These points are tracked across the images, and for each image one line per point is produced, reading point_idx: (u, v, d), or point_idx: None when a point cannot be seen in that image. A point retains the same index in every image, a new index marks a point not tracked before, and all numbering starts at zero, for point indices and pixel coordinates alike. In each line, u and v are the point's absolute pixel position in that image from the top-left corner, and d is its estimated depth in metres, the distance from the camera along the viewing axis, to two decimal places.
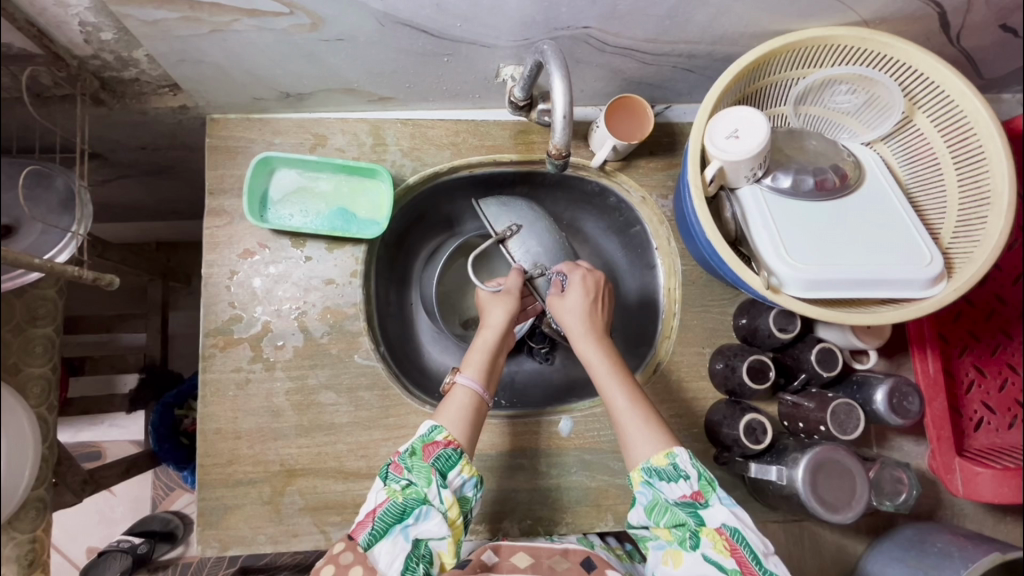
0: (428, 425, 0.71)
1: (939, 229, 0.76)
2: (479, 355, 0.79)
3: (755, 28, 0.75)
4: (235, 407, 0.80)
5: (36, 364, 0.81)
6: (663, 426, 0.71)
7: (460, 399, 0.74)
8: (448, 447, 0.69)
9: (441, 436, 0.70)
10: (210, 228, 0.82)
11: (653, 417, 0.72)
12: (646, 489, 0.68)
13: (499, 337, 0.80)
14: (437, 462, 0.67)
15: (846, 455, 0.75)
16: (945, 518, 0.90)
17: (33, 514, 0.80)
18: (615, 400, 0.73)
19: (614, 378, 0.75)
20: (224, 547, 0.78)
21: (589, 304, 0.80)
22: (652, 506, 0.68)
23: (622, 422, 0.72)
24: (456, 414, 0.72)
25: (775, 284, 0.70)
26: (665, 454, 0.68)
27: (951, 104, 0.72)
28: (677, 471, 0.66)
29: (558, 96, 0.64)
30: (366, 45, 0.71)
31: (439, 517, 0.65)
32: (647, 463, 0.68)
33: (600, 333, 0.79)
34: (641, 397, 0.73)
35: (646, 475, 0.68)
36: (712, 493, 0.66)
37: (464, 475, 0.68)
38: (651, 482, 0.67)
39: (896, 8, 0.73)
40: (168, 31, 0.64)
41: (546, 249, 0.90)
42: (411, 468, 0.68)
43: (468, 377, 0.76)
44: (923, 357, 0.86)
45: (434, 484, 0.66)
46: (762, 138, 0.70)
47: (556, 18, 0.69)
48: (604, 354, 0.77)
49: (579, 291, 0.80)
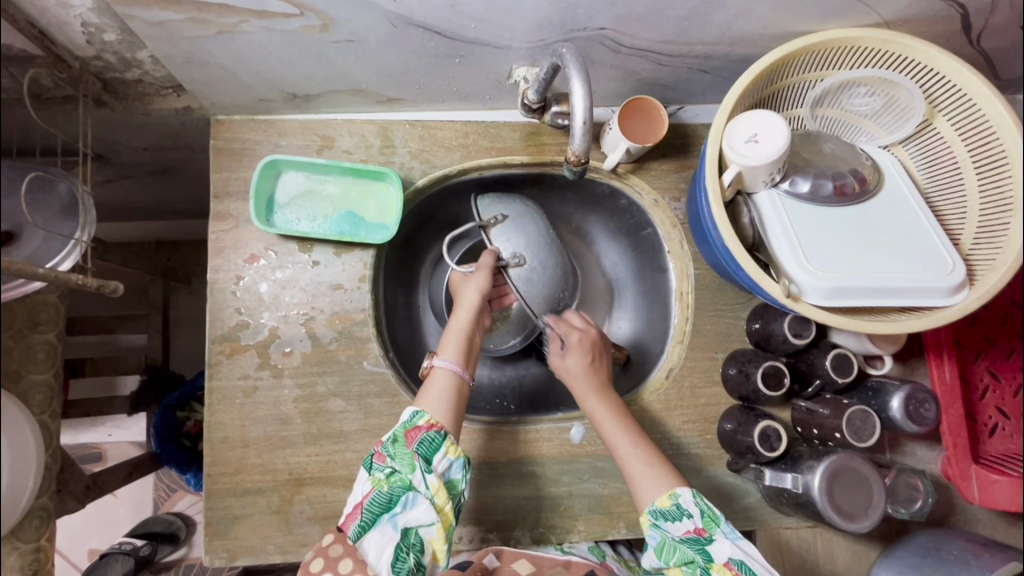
0: (411, 411, 0.70)
1: (959, 234, 0.75)
2: (455, 336, 0.78)
3: (774, 29, 0.74)
4: (243, 415, 0.78)
5: (38, 370, 0.79)
6: (666, 465, 0.72)
7: (441, 381, 0.73)
8: (431, 430, 0.68)
9: (423, 420, 0.69)
10: (215, 233, 0.80)
11: (657, 459, 0.73)
12: (654, 532, 0.68)
13: (473, 316, 0.79)
14: (420, 448, 0.67)
15: (863, 463, 0.75)
16: (958, 524, 0.89)
17: (37, 523, 0.79)
18: (624, 453, 0.74)
19: (620, 429, 0.75)
20: (233, 557, 0.77)
21: (588, 362, 0.81)
22: (661, 547, 0.68)
23: (631, 472, 0.72)
24: (437, 398, 0.71)
25: (794, 293, 0.69)
26: (669, 496, 0.69)
27: (972, 108, 0.71)
28: (681, 510, 0.68)
29: (577, 99, 0.62)
30: (377, 47, 0.69)
31: (426, 503, 0.65)
32: (653, 506, 0.69)
33: (603, 387, 0.80)
34: (645, 441, 0.74)
35: (653, 518, 0.68)
36: (716, 528, 0.67)
37: (449, 458, 0.68)
38: (659, 525, 0.68)
39: (920, 10, 0.71)
40: (174, 32, 0.62)
41: (530, 242, 0.82)
42: (394, 455, 0.67)
43: (445, 359, 0.75)
44: (940, 364, 0.85)
45: (418, 470, 0.66)
46: (781, 144, 0.69)
47: (573, 19, 0.67)
48: (612, 410, 0.77)
49: (578, 353, 0.81)
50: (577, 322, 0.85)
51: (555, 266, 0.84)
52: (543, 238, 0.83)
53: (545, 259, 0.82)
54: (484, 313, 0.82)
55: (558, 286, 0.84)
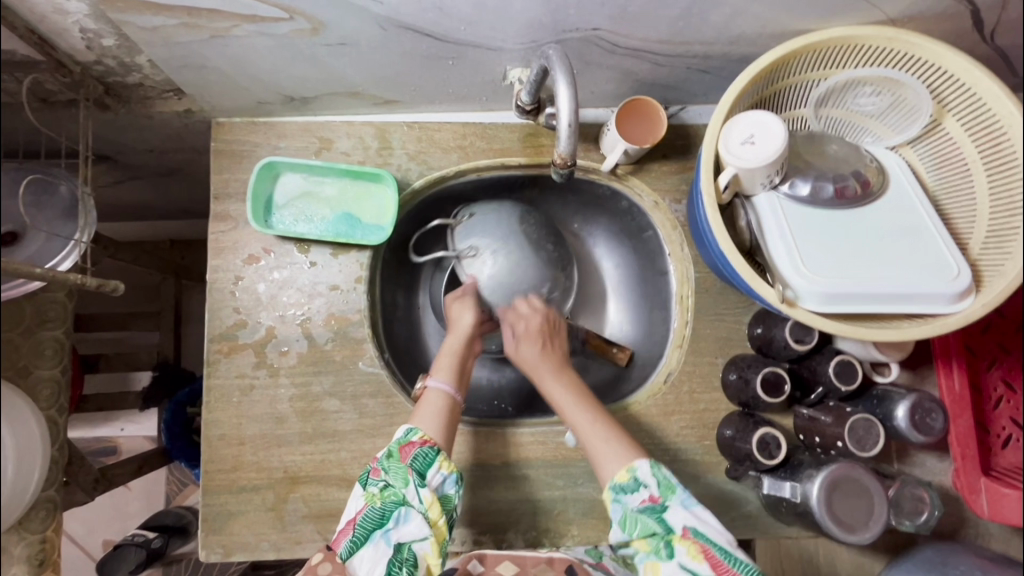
0: (405, 427, 0.71)
1: (968, 239, 0.72)
2: (448, 358, 0.78)
3: (774, 28, 0.72)
4: (239, 413, 0.79)
5: (45, 366, 0.81)
6: (632, 442, 0.71)
7: (433, 403, 0.74)
8: (424, 446, 0.69)
9: (416, 436, 0.70)
10: (215, 234, 0.81)
11: (616, 428, 0.72)
12: (615, 506, 0.67)
13: (466, 341, 0.79)
14: (414, 462, 0.67)
15: (864, 472, 0.73)
16: (968, 537, 0.86)
17: (44, 514, 0.81)
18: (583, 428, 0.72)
19: (575, 403, 0.75)
20: (228, 552, 0.78)
21: (540, 348, 0.78)
22: (624, 521, 0.66)
23: (591, 445, 0.71)
24: (429, 414, 0.72)
25: (790, 297, 0.67)
26: (626, 470, 0.68)
27: (982, 107, 0.68)
28: (637, 482, 0.67)
29: (563, 101, 0.61)
30: (369, 49, 0.69)
31: (419, 517, 0.65)
32: (613, 481, 0.68)
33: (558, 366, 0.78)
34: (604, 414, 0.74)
35: (614, 493, 0.67)
36: (672, 496, 0.66)
37: (444, 472, 0.68)
38: (618, 499, 0.67)
39: (926, 7, 0.69)
40: (168, 37, 0.63)
41: (486, 232, 0.83)
42: (388, 469, 0.68)
43: (438, 380, 0.76)
44: (948, 372, 0.82)
45: (411, 484, 0.66)
46: (778, 145, 0.67)
47: (564, 20, 0.66)
48: (564, 386, 0.76)
49: (530, 341, 0.78)
50: (525, 308, 0.81)
51: (518, 257, 0.82)
52: (514, 227, 0.84)
53: (503, 248, 0.82)
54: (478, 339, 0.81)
55: (516, 276, 0.82)
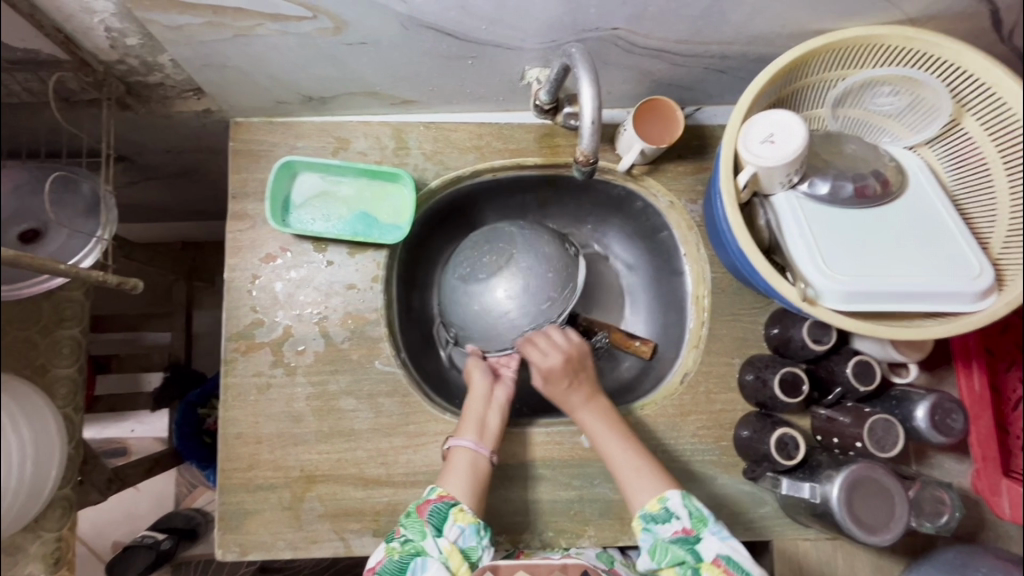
0: (429, 486, 0.73)
1: (989, 238, 0.72)
2: (469, 416, 0.78)
3: (792, 28, 0.72)
4: (256, 412, 0.79)
5: (64, 364, 0.81)
6: (659, 472, 0.74)
7: (460, 462, 0.73)
8: (440, 502, 0.70)
9: (435, 494, 0.71)
10: (233, 233, 0.82)
11: (650, 464, 0.74)
12: (646, 535, 0.70)
13: (484, 399, 0.79)
14: (431, 517, 0.69)
15: (885, 473, 0.72)
16: (989, 540, 0.85)
17: (59, 513, 0.80)
18: (613, 454, 0.75)
19: (611, 434, 0.76)
20: (245, 551, 0.77)
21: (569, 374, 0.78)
22: (654, 550, 0.69)
23: (622, 475, 0.74)
24: (452, 477, 0.72)
25: (811, 296, 0.67)
26: (658, 500, 0.71)
27: (1002, 106, 0.68)
28: (669, 513, 0.70)
29: (586, 99, 0.62)
30: (390, 49, 0.69)
31: (438, 564, 0.67)
32: (643, 510, 0.71)
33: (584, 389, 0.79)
34: (633, 439, 0.76)
35: (643, 522, 0.70)
36: (704, 528, 0.69)
37: (460, 525, 0.69)
38: (649, 528, 0.70)
39: (945, 6, 0.69)
40: (192, 36, 0.64)
41: (451, 313, 0.87)
42: (408, 524, 0.70)
43: (458, 440, 0.75)
44: (968, 373, 0.82)
45: (429, 536, 0.68)
46: (798, 143, 0.67)
47: (584, 20, 0.67)
48: (600, 414, 0.77)
49: (559, 365, 0.78)
50: (559, 337, 0.80)
51: (474, 304, 0.83)
52: (457, 288, 0.84)
53: (462, 312, 0.84)
54: (497, 390, 0.81)
55: (490, 311, 0.82)
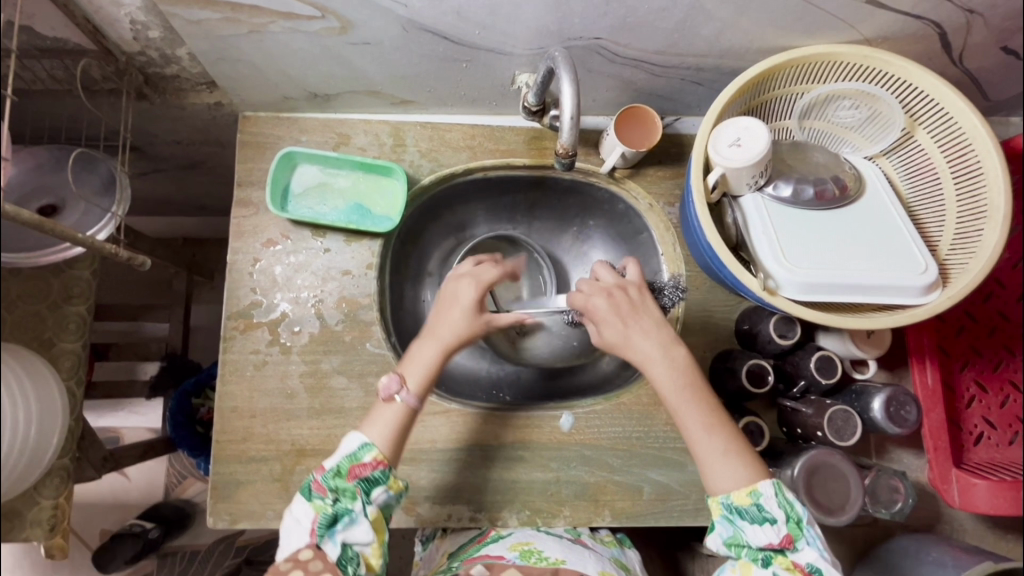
0: (358, 442, 0.70)
1: (938, 241, 0.78)
2: (423, 366, 0.75)
3: (761, 44, 0.79)
4: (252, 387, 0.83)
5: (69, 340, 0.81)
6: (745, 453, 0.70)
7: (391, 414, 0.73)
8: (375, 468, 0.69)
9: (368, 456, 0.70)
10: (237, 218, 0.87)
11: (732, 442, 0.70)
12: (726, 523, 0.69)
13: (444, 348, 0.76)
14: (362, 482, 0.69)
15: (841, 459, 0.77)
16: (944, 532, 0.89)
17: (57, 480, 0.81)
18: (693, 427, 0.71)
19: (687, 400, 0.72)
20: (235, 520, 0.81)
21: (628, 323, 0.76)
22: (733, 541, 0.69)
23: (699, 450, 0.70)
24: (382, 430, 0.71)
25: (772, 287, 0.72)
26: (749, 493, 0.67)
27: (949, 120, 0.75)
28: (762, 514, 0.67)
29: (566, 98, 0.67)
30: (390, 50, 0.75)
31: (366, 525, 0.68)
32: (728, 498, 0.68)
33: (650, 331, 0.75)
34: (718, 420, 0.71)
35: (727, 510, 0.68)
36: (801, 538, 0.67)
37: (389, 493, 0.70)
38: (733, 520, 0.68)
39: (898, 28, 0.76)
40: (210, 31, 0.70)
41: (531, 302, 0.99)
42: (335, 488, 0.69)
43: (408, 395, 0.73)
44: (922, 368, 0.86)
45: (359, 500, 0.69)
46: (763, 147, 0.73)
47: (569, 28, 0.73)
48: (674, 370, 0.73)
49: (613, 318, 0.76)
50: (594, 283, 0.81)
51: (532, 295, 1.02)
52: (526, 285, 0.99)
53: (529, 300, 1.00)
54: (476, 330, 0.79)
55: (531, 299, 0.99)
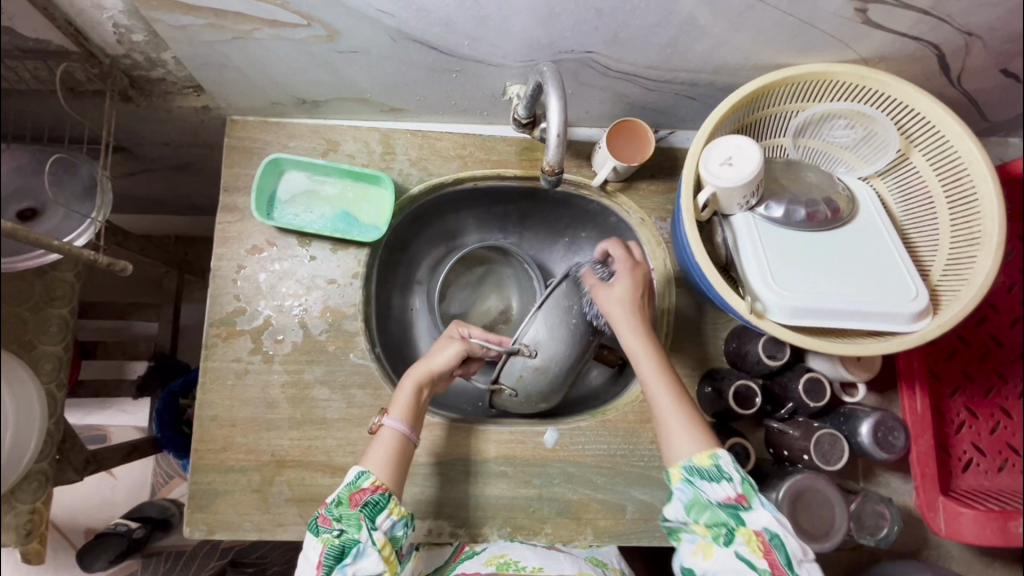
0: (355, 472, 0.72)
1: (930, 265, 0.77)
2: (406, 396, 0.77)
3: (755, 61, 0.77)
4: (232, 396, 0.82)
5: (50, 342, 0.80)
6: (705, 427, 0.71)
7: (385, 441, 0.74)
8: (375, 493, 0.70)
9: (368, 482, 0.70)
10: (222, 224, 0.85)
11: (697, 419, 0.71)
12: (686, 487, 0.67)
13: (425, 376, 0.79)
14: (365, 509, 0.69)
15: (827, 484, 0.76)
16: (931, 558, 0.88)
17: (34, 485, 0.79)
18: (659, 398, 0.73)
19: (658, 375, 0.74)
20: (212, 530, 0.80)
21: (637, 292, 0.79)
22: (693, 504, 0.67)
23: (664, 419, 0.71)
24: (381, 460, 0.72)
25: (759, 309, 0.71)
26: (709, 455, 0.68)
27: (945, 143, 0.73)
28: (720, 472, 0.66)
29: (553, 114, 0.66)
30: (379, 59, 0.74)
31: (375, 555, 0.67)
32: (689, 461, 0.68)
33: (642, 311, 0.79)
34: (685, 395, 0.73)
35: (687, 473, 0.67)
36: (755, 498, 0.66)
37: (393, 518, 0.70)
38: (692, 481, 0.67)
39: (895, 48, 0.75)
40: (195, 36, 0.68)
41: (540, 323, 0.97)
42: (339, 517, 0.69)
43: (394, 420, 0.75)
44: (911, 394, 0.86)
45: (364, 529, 0.67)
46: (755, 167, 0.72)
47: (560, 41, 0.72)
48: (651, 346, 0.76)
49: (626, 280, 0.80)
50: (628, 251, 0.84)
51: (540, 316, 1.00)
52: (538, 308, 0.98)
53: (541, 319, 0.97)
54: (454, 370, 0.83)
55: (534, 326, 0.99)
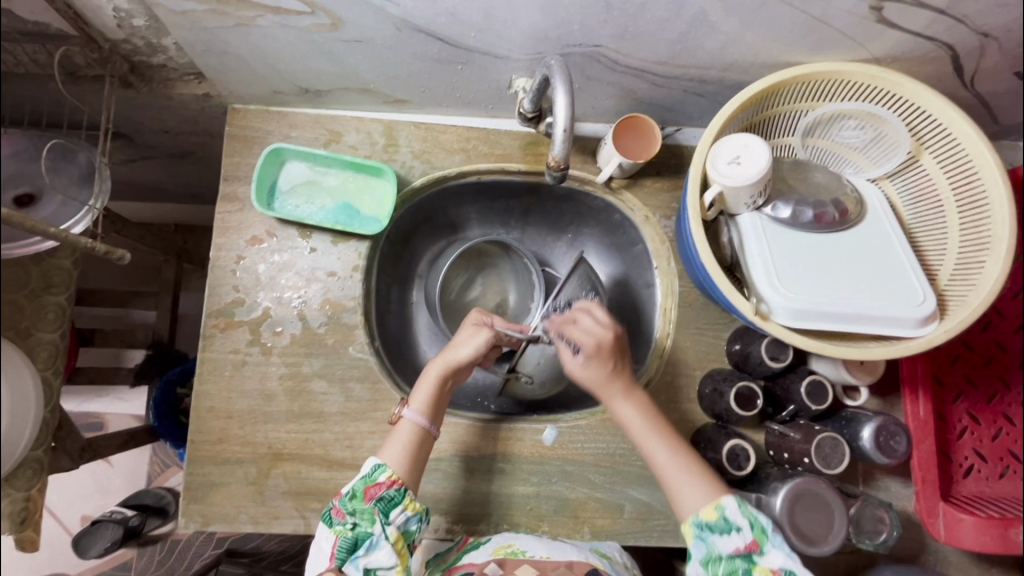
0: (372, 464, 0.71)
1: (938, 270, 0.76)
2: (428, 385, 0.77)
3: (766, 58, 0.76)
4: (229, 387, 0.82)
5: (47, 329, 0.79)
6: (708, 474, 0.70)
7: (404, 433, 0.74)
8: (391, 488, 0.69)
9: (384, 476, 0.70)
10: (222, 213, 0.85)
11: (700, 469, 0.71)
12: (699, 543, 0.67)
13: (449, 368, 0.78)
14: (379, 503, 0.68)
15: (827, 488, 0.75)
16: (929, 563, 0.88)
17: (30, 473, 0.78)
18: (657, 456, 0.72)
19: (651, 432, 0.74)
20: (207, 522, 0.79)
21: (610, 370, 0.75)
22: (707, 560, 0.67)
23: (666, 476, 0.71)
24: (397, 451, 0.72)
25: (764, 311, 0.70)
26: (715, 508, 0.67)
27: (956, 146, 0.72)
28: (728, 523, 0.66)
29: (559, 109, 0.65)
30: (383, 49, 0.73)
31: (387, 548, 0.66)
32: (696, 517, 0.67)
33: (626, 387, 0.75)
34: (681, 444, 0.73)
35: (697, 529, 0.67)
36: (766, 541, 0.65)
37: (407, 513, 0.69)
38: (703, 537, 0.67)
39: (909, 49, 0.73)
40: (196, 22, 0.67)
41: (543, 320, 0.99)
42: (354, 511, 0.68)
43: (415, 412, 0.75)
44: (914, 399, 0.85)
45: (377, 523, 0.67)
46: (763, 167, 0.71)
47: (568, 35, 0.71)
48: (640, 409, 0.75)
49: (596, 363, 0.74)
50: (586, 318, 0.77)
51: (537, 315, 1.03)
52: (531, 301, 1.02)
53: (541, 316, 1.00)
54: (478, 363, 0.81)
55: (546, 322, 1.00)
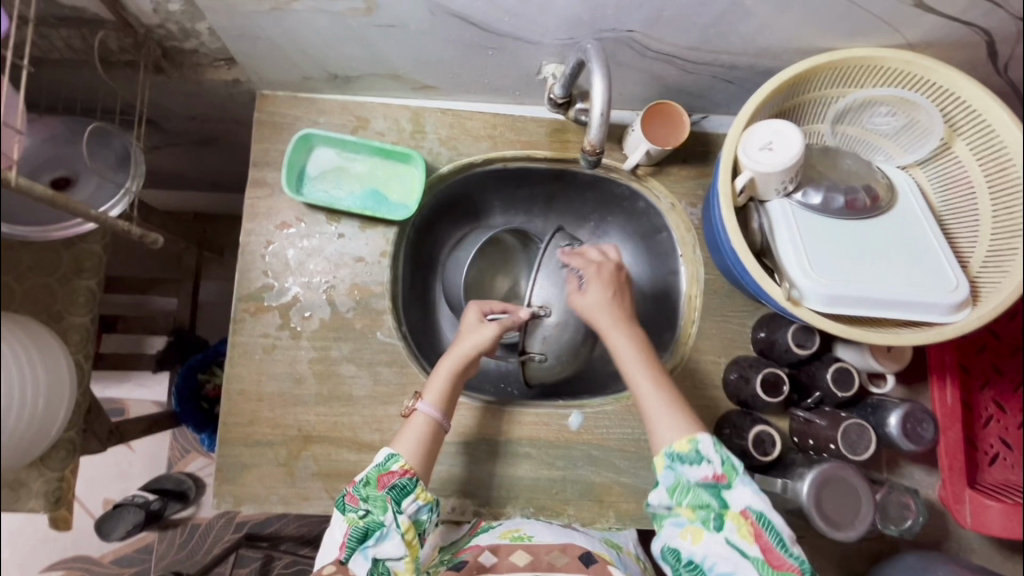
0: (386, 453, 0.72)
1: (968, 256, 0.76)
2: (441, 381, 0.77)
3: (799, 44, 0.76)
4: (261, 370, 0.83)
5: (78, 313, 0.76)
6: (690, 413, 0.70)
7: (418, 425, 0.75)
8: (403, 476, 0.69)
9: (397, 465, 0.70)
10: (252, 199, 0.85)
11: (677, 403, 0.71)
12: (669, 473, 0.66)
13: (463, 362, 0.78)
14: (391, 492, 0.68)
15: (854, 474, 0.75)
16: (952, 550, 0.88)
17: (64, 453, 0.75)
18: (642, 384, 0.72)
19: (638, 362, 0.74)
20: (238, 502, 0.81)
21: (610, 294, 0.79)
22: (674, 488, 0.66)
23: (646, 404, 0.71)
24: (410, 443, 0.73)
25: (795, 296, 0.70)
26: (688, 441, 0.66)
27: (990, 134, 0.72)
28: (699, 456, 0.65)
29: (597, 94, 0.65)
30: (416, 34, 0.73)
31: (397, 538, 0.66)
32: (670, 448, 0.66)
33: (624, 318, 0.78)
34: (666, 382, 0.73)
35: (669, 460, 0.66)
36: (735, 476, 0.64)
37: (419, 502, 0.68)
38: (674, 467, 0.66)
39: (944, 34, 0.73)
40: (233, 7, 0.68)
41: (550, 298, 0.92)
42: (366, 498, 0.68)
43: (428, 405, 0.75)
44: (942, 386, 0.85)
45: (389, 511, 0.66)
46: (796, 152, 0.71)
47: (601, 19, 0.71)
48: (634, 340, 0.76)
49: (598, 285, 0.79)
50: (594, 255, 0.83)
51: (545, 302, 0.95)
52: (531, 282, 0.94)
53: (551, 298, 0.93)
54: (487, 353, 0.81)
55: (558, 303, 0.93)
